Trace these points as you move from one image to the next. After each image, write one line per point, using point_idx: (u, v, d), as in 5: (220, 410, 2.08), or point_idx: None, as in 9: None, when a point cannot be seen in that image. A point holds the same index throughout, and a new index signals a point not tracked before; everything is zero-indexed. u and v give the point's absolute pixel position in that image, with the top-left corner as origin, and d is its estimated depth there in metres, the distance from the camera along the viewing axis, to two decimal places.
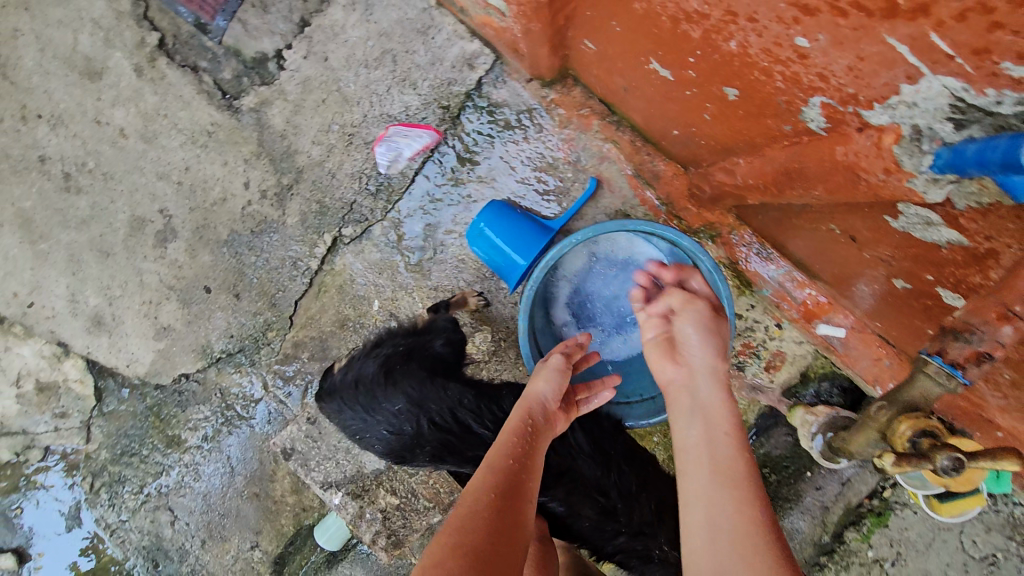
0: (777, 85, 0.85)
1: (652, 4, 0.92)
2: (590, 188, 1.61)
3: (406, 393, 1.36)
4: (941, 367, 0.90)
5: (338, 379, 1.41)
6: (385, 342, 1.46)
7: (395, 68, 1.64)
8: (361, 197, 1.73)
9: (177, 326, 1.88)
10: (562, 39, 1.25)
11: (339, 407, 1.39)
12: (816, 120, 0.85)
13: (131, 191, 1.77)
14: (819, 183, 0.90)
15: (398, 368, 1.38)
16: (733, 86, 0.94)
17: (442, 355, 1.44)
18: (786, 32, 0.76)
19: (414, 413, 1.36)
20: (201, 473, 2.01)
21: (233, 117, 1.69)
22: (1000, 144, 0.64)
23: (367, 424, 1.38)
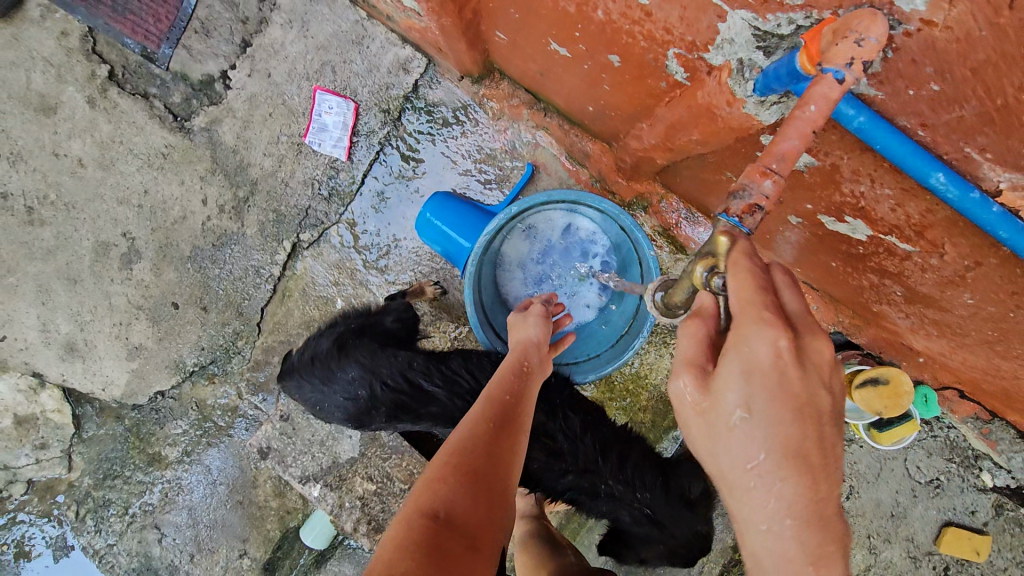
0: (642, 45, 0.98)
1: None
2: (527, 173, 1.73)
3: (358, 360, 1.44)
4: (726, 225, 0.78)
5: (295, 359, 1.48)
6: (340, 323, 1.55)
7: (335, 78, 1.75)
8: (315, 202, 1.83)
9: (148, 344, 1.94)
10: (476, 33, 1.38)
11: (299, 384, 1.45)
12: (678, 71, 0.97)
13: (94, 218, 1.85)
14: (694, 128, 1.05)
15: (350, 341, 1.46)
16: (614, 53, 1.06)
17: (393, 330, 1.54)
18: None
19: (367, 378, 1.43)
20: (185, 487, 2.06)
21: (186, 138, 1.78)
22: (786, 61, 0.78)
23: (325, 395, 1.45)
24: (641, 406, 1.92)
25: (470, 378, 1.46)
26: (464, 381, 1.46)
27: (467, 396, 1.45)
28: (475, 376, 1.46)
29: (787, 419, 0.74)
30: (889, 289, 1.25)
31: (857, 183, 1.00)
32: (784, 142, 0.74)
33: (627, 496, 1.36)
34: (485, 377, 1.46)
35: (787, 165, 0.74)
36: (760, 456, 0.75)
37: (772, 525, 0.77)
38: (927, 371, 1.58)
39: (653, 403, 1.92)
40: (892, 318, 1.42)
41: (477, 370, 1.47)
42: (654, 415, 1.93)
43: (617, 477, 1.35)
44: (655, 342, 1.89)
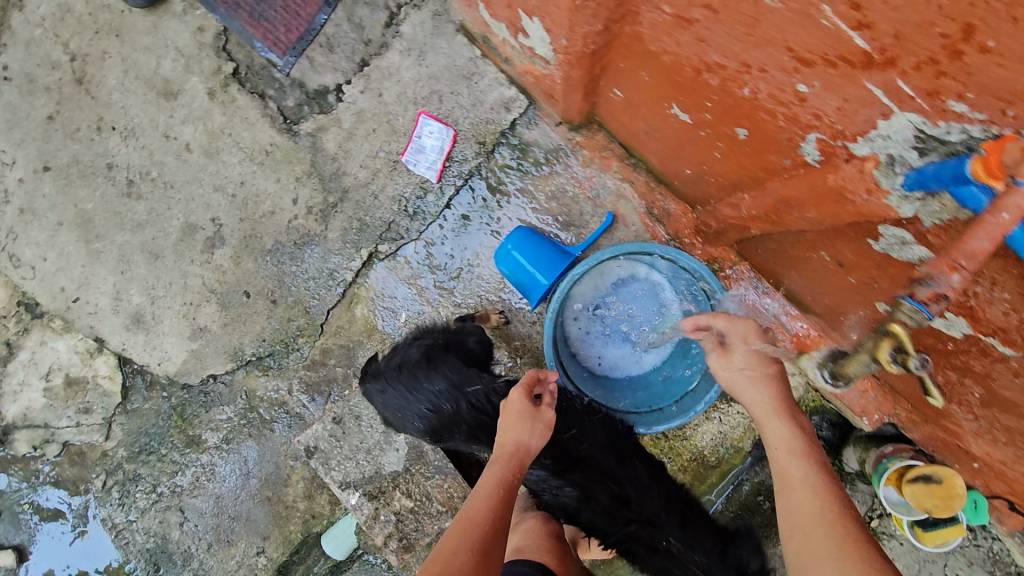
0: (780, 124, 1.05)
1: (679, 56, 1.11)
2: (607, 222, 1.79)
3: (446, 375, 1.48)
4: (912, 307, 0.88)
5: (383, 363, 1.53)
6: (426, 334, 1.60)
7: (440, 106, 1.85)
8: (399, 217, 1.90)
9: (212, 327, 2.00)
10: (594, 88, 1.46)
11: (381, 388, 1.51)
12: (812, 153, 1.04)
13: (188, 200, 1.94)
14: (812, 207, 1.10)
15: (440, 355, 1.50)
16: (742, 125, 1.13)
17: (474, 351, 1.57)
18: (788, 79, 0.95)
19: (455, 393, 1.46)
20: (217, 474, 2.08)
21: (291, 140, 1.88)
22: (952, 164, 0.80)
23: (409, 403, 1.50)
24: (680, 466, 1.93)
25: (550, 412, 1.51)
26: None
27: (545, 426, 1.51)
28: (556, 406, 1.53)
29: (773, 377, 1.28)
30: (966, 391, 1.30)
31: (974, 283, 1.06)
32: (972, 243, 0.79)
33: (686, 557, 1.33)
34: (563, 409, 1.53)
35: (974, 264, 0.80)
36: (765, 388, 1.27)
37: (777, 426, 1.23)
38: (981, 478, 1.52)
39: (693, 465, 1.92)
40: (959, 418, 1.44)
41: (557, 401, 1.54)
42: (693, 478, 1.93)
43: (680, 536, 1.36)
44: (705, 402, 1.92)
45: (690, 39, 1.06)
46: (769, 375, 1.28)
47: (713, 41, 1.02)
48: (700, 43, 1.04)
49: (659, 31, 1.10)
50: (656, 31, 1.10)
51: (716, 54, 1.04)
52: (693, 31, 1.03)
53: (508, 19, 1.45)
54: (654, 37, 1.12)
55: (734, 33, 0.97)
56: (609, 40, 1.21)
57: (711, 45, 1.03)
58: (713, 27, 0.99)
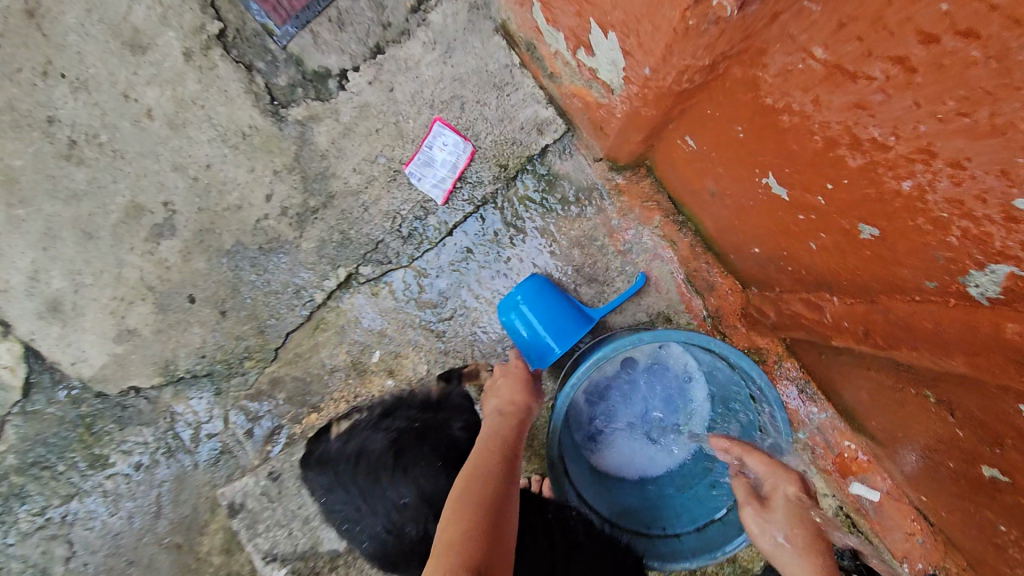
0: (948, 240, 0.72)
1: (809, 119, 0.79)
2: (639, 283, 1.50)
3: (416, 483, 1.21)
4: None
5: (336, 449, 1.34)
6: (399, 416, 1.37)
7: (461, 115, 1.54)
8: (390, 237, 1.59)
9: (143, 331, 1.65)
10: (660, 129, 1.16)
11: (330, 484, 1.31)
12: (985, 287, 0.72)
13: (139, 175, 1.60)
14: (959, 352, 0.80)
15: (411, 449, 1.25)
16: (874, 225, 0.82)
17: (458, 440, 1.35)
18: (998, 185, 0.60)
19: (422, 513, 1.20)
20: (120, 507, 1.71)
21: (275, 125, 1.55)
22: None
23: (361, 514, 1.25)
24: None
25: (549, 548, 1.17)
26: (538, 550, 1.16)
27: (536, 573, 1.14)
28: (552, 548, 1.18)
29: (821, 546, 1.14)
30: None
31: None
32: None
33: None
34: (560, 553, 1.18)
35: None
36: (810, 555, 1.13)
37: None
38: None
39: None
40: None
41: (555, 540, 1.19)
42: None
43: None
44: None
45: (841, 103, 0.73)
46: (817, 543, 1.13)
47: (880, 111, 0.68)
48: (858, 108, 0.71)
49: (790, 80, 0.78)
50: (786, 80, 0.79)
51: (878, 129, 0.70)
52: (850, 92, 0.70)
53: (569, 27, 1.14)
54: (775, 88, 0.81)
55: (924, 110, 0.63)
56: (705, 80, 0.90)
57: (875, 117, 0.69)
58: (893, 93, 0.65)
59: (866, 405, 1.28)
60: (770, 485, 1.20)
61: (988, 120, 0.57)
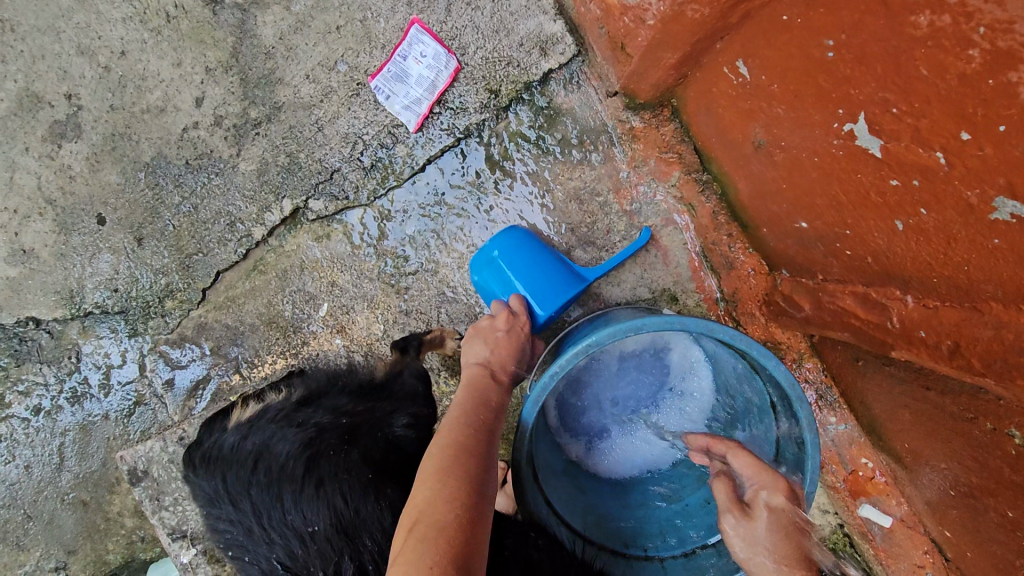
0: None
1: (969, 22, 0.51)
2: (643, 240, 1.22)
3: (330, 503, 1.00)
4: None
5: (228, 446, 1.09)
6: (319, 406, 1.14)
7: (446, 20, 1.22)
8: (348, 166, 1.29)
9: (42, 254, 1.36)
10: (707, 45, 0.88)
11: (216, 492, 1.08)
12: None
13: (36, 56, 1.26)
14: None
15: (328, 457, 1.04)
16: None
17: (400, 440, 1.15)
18: None
19: (335, 545, 0.99)
20: (16, 455, 1.47)
21: (210, 8, 1.22)
22: None
23: (253, 534, 1.04)
24: None
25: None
26: None
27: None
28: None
29: None
30: None
31: None
32: None
33: None
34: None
35: None
36: None
37: None
38: None
39: None
40: None
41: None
42: None
43: None
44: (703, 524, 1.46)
45: None
46: (803, 572, 0.90)
47: None
48: None
49: None
50: None
51: None
52: None
53: None
54: None
55: None
56: None
57: None
58: None
59: (899, 424, 1.06)
60: (755, 492, 0.93)
61: None
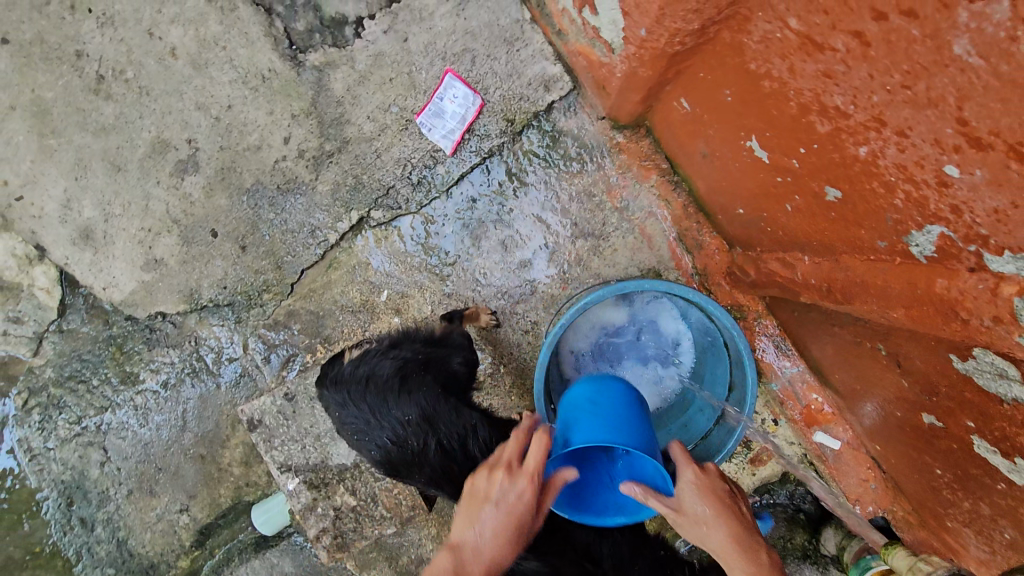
0: (895, 203, 0.81)
1: (785, 87, 0.85)
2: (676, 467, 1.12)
3: (418, 403, 1.41)
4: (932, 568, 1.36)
5: (348, 371, 1.45)
6: (404, 345, 1.51)
7: (472, 68, 1.59)
8: (401, 183, 1.67)
9: (169, 262, 1.77)
10: (657, 90, 1.23)
11: (343, 401, 1.43)
12: (923, 246, 0.81)
13: (164, 113, 1.67)
14: (899, 306, 0.88)
15: (414, 375, 1.44)
16: (837, 188, 0.90)
17: (457, 372, 1.53)
18: (938, 154, 0.69)
19: (422, 430, 1.39)
20: (149, 420, 1.89)
21: (294, 70, 1.62)
22: None
23: (370, 427, 1.41)
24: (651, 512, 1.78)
25: None
26: None
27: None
28: None
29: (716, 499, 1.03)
30: (997, 527, 1.10)
31: None
32: None
33: None
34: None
35: None
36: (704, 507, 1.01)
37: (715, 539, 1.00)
38: None
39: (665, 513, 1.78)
40: (966, 541, 1.24)
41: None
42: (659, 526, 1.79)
43: None
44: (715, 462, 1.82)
45: (812, 71, 0.79)
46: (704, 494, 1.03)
47: (844, 81, 0.75)
48: (824, 78, 0.78)
49: (770, 47, 0.83)
50: (767, 47, 0.84)
51: (841, 98, 0.77)
52: (819, 62, 0.76)
53: None
54: (759, 53, 0.86)
55: (876, 82, 0.70)
56: (699, 42, 0.96)
57: (839, 86, 0.76)
58: (852, 65, 0.72)
59: (830, 360, 1.40)
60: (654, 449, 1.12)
61: (926, 93, 0.65)
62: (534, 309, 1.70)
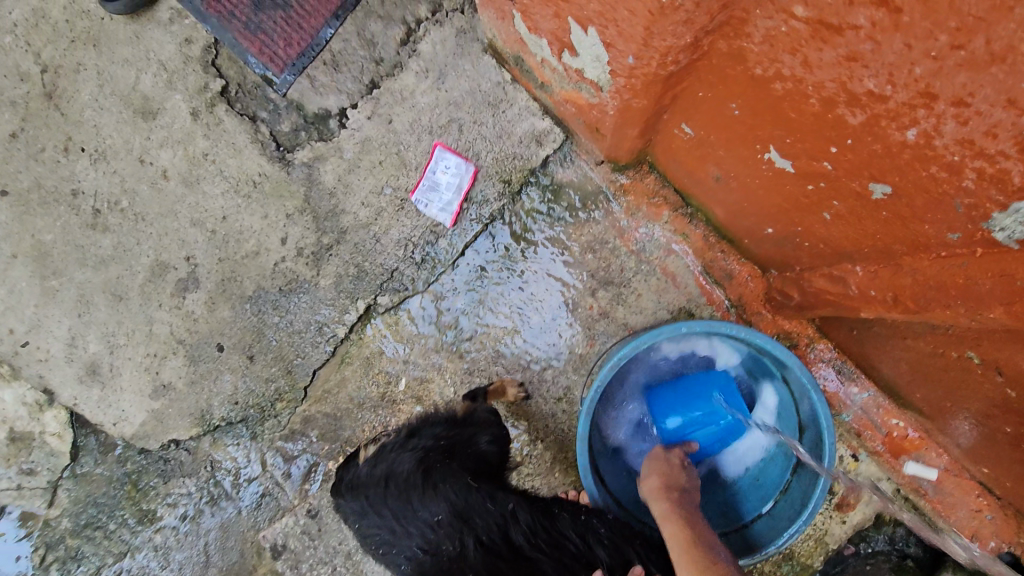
0: (962, 185, 0.70)
1: (803, 83, 0.77)
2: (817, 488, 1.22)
3: (448, 497, 1.25)
4: None
5: (365, 474, 1.33)
6: (421, 434, 1.40)
7: (460, 137, 1.56)
8: (404, 264, 1.61)
9: (178, 385, 1.68)
10: (654, 121, 1.16)
11: (363, 509, 1.30)
12: (1009, 229, 0.71)
13: (161, 234, 1.63)
14: (997, 305, 0.80)
15: (438, 468, 1.30)
16: (884, 183, 0.81)
17: (487, 454, 1.41)
18: (1012, 117, 0.59)
19: (455, 528, 1.20)
20: (171, 560, 1.73)
21: (284, 170, 1.60)
22: None
23: (397, 537, 1.24)
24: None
25: (581, 543, 1.20)
26: (571, 547, 1.20)
27: (579, 566, 1.15)
28: (589, 543, 1.20)
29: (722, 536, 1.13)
30: None
31: None
32: None
33: None
34: (601, 548, 1.20)
35: None
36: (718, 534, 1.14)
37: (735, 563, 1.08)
38: None
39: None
40: None
41: (590, 538, 1.22)
42: None
43: None
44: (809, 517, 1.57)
45: (832, 59, 0.70)
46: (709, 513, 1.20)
47: (874, 60, 0.66)
48: (849, 63, 0.69)
49: (777, 45, 0.75)
50: (772, 45, 0.76)
51: (874, 80, 0.68)
52: (839, 46, 0.68)
53: (549, 31, 1.11)
54: (763, 55, 0.78)
55: (916, 52, 0.61)
56: (693, 59, 0.88)
57: (869, 68, 0.67)
58: (882, 39, 0.63)
59: (905, 377, 1.23)
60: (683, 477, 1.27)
61: (984, 50, 0.56)
62: (562, 372, 1.59)
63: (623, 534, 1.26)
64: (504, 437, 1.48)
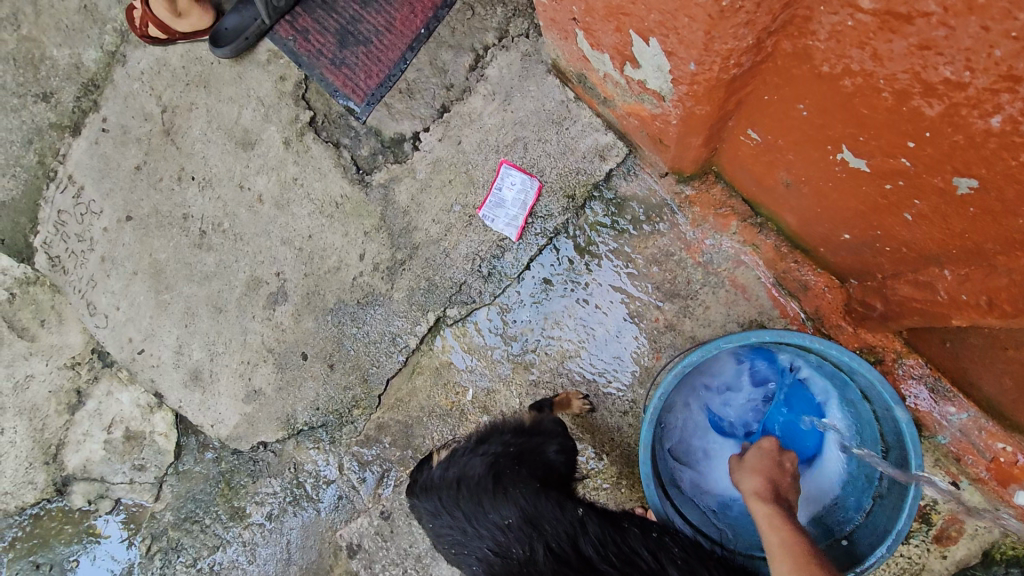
0: None
1: (873, 77, 0.76)
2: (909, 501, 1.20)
3: (517, 503, 1.27)
4: None
5: (437, 476, 1.39)
6: (493, 439, 1.43)
7: (525, 155, 1.62)
8: (471, 277, 1.67)
9: (267, 390, 1.82)
10: (718, 129, 1.16)
11: (435, 509, 1.35)
12: None
13: (256, 252, 1.79)
14: None
15: (507, 474, 1.33)
16: (969, 176, 0.78)
17: (554, 463, 1.42)
18: None
19: (525, 533, 1.23)
20: (257, 556, 1.85)
21: (362, 191, 1.72)
22: None
23: (467, 538, 1.29)
24: None
25: (652, 560, 1.16)
26: (642, 563, 1.15)
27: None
28: (660, 561, 1.16)
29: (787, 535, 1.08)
30: None
31: None
32: None
33: None
34: (674, 567, 1.15)
35: None
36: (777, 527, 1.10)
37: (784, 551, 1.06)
38: None
39: None
40: None
41: (663, 557, 1.17)
42: None
43: None
44: (906, 551, 1.44)
45: (902, 50, 0.69)
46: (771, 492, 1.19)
47: (948, 47, 0.64)
48: (921, 52, 0.67)
49: (843, 40, 0.74)
50: (838, 41, 0.75)
51: (950, 68, 0.66)
52: (909, 36, 0.66)
53: (611, 45, 1.14)
54: (830, 52, 0.78)
55: (994, 33, 0.59)
56: (756, 61, 0.89)
57: (943, 55, 0.65)
58: (955, 24, 0.61)
59: (1013, 393, 1.14)
60: (740, 474, 1.25)
61: None
62: (628, 386, 1.59)
63: (699, 556, 1.20)
64: (572, 447, 1.48)
